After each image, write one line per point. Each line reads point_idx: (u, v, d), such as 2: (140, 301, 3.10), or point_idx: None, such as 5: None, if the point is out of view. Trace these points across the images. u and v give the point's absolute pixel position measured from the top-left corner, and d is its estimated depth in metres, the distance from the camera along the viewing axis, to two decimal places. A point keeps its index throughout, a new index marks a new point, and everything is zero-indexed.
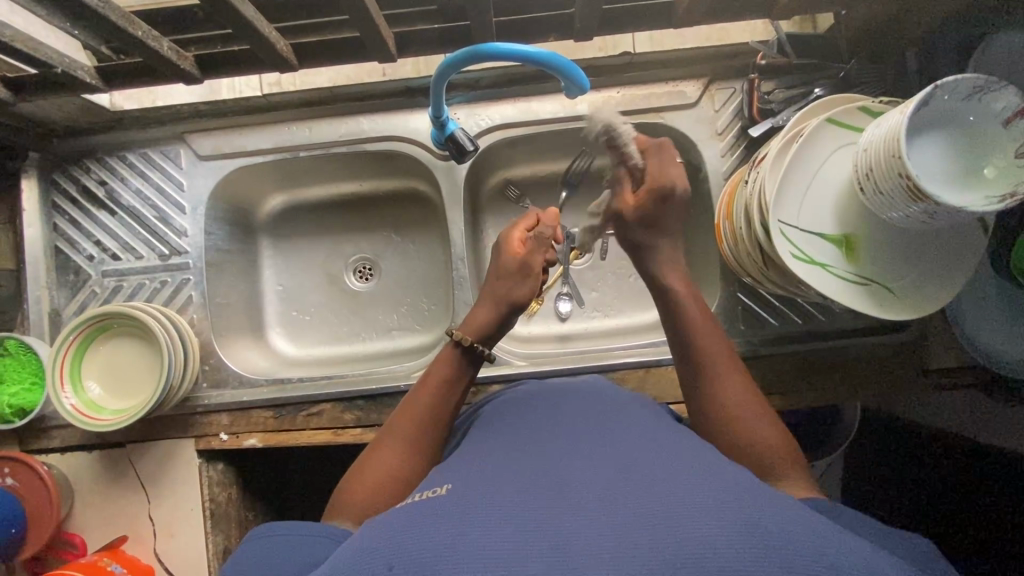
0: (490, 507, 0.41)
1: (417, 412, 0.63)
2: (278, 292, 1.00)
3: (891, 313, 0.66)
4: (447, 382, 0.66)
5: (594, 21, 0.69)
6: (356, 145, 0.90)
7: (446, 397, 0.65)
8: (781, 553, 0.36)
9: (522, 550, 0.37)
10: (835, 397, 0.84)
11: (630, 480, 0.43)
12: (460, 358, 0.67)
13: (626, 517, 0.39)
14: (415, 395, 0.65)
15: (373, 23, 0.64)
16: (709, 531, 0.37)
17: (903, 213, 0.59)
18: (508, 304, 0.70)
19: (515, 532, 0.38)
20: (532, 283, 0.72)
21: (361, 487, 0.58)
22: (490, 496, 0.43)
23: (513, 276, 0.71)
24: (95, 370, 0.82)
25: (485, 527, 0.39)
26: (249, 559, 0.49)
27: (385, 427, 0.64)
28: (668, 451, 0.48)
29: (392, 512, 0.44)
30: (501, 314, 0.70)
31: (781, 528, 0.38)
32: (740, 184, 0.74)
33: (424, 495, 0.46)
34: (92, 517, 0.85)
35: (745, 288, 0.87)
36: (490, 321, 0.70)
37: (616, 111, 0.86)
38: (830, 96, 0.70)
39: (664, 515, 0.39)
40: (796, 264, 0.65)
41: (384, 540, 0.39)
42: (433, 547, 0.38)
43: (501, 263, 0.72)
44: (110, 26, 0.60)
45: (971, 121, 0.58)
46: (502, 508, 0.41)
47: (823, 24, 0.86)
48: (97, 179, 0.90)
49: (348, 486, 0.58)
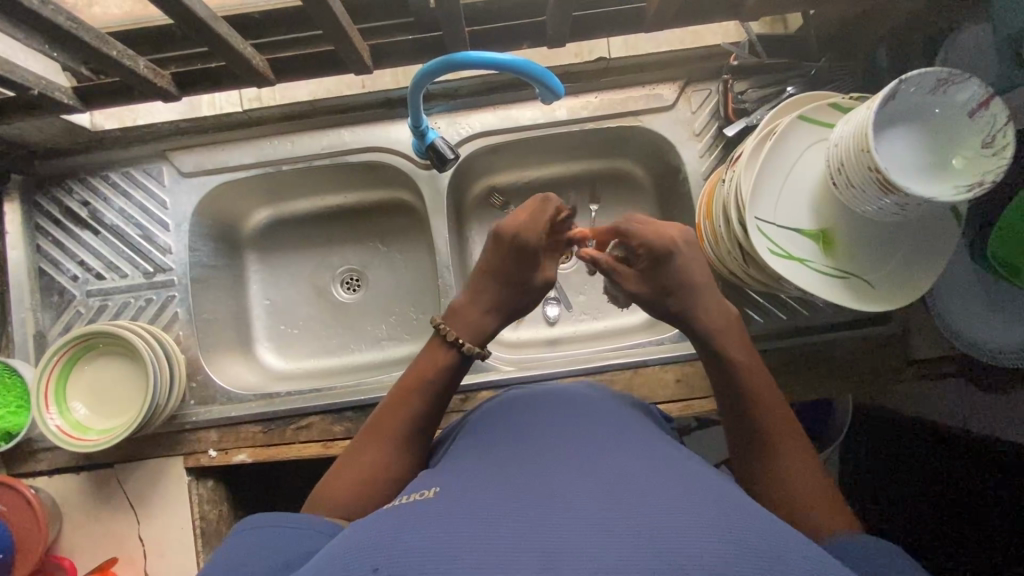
0: (473, 512, 0.41)
1: (407, 409, 0.63)
2: (266, 306, 1.00)
3: (870, 306, 0.66)
4: (439, 385, 0.65)
5: (565, 29, 0.70)
6: (339, 157, 0.90)
7: (437, 395, 0.65)
8: (763, 558, 0.37)
9: (508, 548, 0.37)
10: (822, 392, 0.84)
11: (615, 484, 0.43)
12: (453, 358, 0.67)
13: (610, 519, 0.39)
14: (404, 394, 0.64)
15: (347, 36, 0.65)
16: (691, 538, 0.38)
17: (876, 207, 0.60)
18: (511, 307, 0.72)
19: (498, 537, 0.38)
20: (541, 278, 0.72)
21: (347, 482, 0.58)
22: (473, 501, 0.43)
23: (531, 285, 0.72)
24: (81, 391, 0.82)
25: (471, 529, 0.39)
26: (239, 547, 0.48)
27: (372, 421, 0.63)
28: (654, 458, 0.48)
29: (381, 512, 0.44)
30: (503, 321, 0.72)
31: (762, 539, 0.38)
32: (718, 183, 0.75)
33: (414, 496, 0.46)
34: (82, 539, 0.84)
35: (729, 286, 0.87)
36: (486, 322, 0.71)
37: (594, 115, 0.88)
38: (802, 93, 0.72)
39: (647, 520, 0.39)
40: (774, 260, 0.66)
41: (368, 548, 0.39)
42: (418, 547, 0.38)
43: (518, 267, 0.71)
44: (83, 46, 0.60)
45: (938, 113, 0.59)
46: (489, 509, 0.41)
47: (794, 24, 0.87)
48: (79, 200, 0.90)
49: (332, 481, 0.58)
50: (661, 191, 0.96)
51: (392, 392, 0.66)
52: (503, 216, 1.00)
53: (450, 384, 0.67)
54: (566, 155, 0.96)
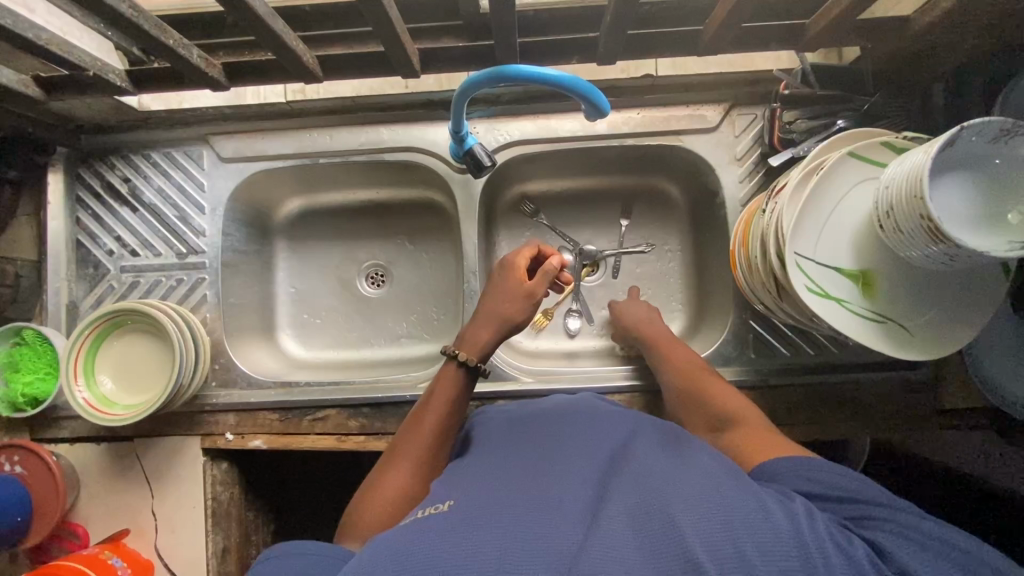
0: (500, 517, 0.42)
1: (422, 425, 0.64)
2: (291, 294, 1.01)
3: (906, 353, 0.65)
4: (453, 399, 0.67)
5: (617, 47, 0.69)
6: (375, 154, 0.90)
7: (451, 409, 0.66)
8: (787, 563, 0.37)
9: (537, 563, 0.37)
10: (843, 433, 0.83)
11: (634, 496, 0.43)
12: (461, 373, 0.69)
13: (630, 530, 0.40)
14: (419, 411, 0.66)
15: (396, 36, 0.64)
16: (717, 549, 0.38)
17: (923, 254, 0.58)
18: (507, 324, 0.72)
19: (527, 546, 0.39)
20: (526, 304, 0.73)
21: (372, 502, 0.58)
22: (496, 507, 0.43)
23: (520, 301, 0.73)
24: (108, 365, 0.83)
25: (501, 539, 0.40)
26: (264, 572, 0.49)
27: (394, 442, 0.65)
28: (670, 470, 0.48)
29: (401, 527, 0.44)
30: (502, 334, 0.72)
31: (785, 547, 0.38)
32: (757, 212, 0.74)
33: (429, 510, 0.46)
34: (97, 509, 0.86)
35: (757, 315, 0.86)
36: (491, 338, 0.71)
37: (636, 132, 0.87)
38: (852, 130, 0.70)
39: (667, 528, 0.39)
40: (811, 298, 0.64)
41: (396, 553, 0.40)
42: (446, 557, 0.38)
43: (507, 286, 0.73)
44: (141, 34, 0.61)
45: (997, 163, 0.57)
46: (510, 525, 0.41)
47: (850, 54, 0.85)
48: (121, 176, 0.92)
49: (357, 505, 0.59)
50: (695, 212, 0.95)
51: (410, 413, 0.68)
52: (533, 224, 0.99)
53: (463, 398, 0.68)
54: (602, 169, 0.96)
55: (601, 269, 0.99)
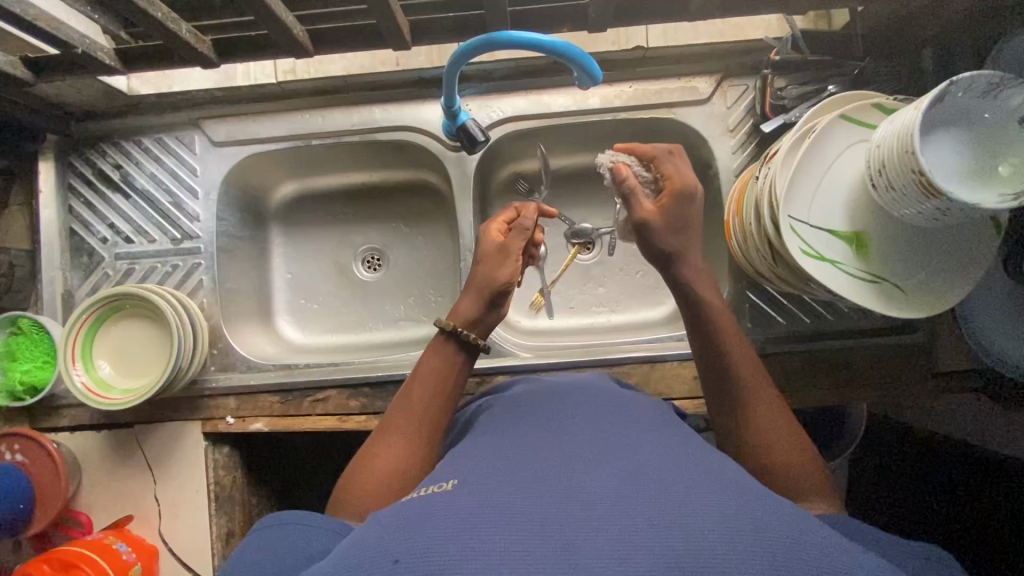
0: (500, 495, 0.42)
1: (412, 400, 0.64)
2: (288, 280, 1.01)
3: (900, 312, 0.65)
4: (447, 372, 0.67)
5: (607, 11, 0.69)
6: (369, 134, 0.90)
7: (444, 383, 0.66)
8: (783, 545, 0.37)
9: (534, 542, 0.37)
10: (841, 399, 0.83)
11: (631, 476, 0.43)
12: (454, 346, 0.68)
13: (628, 508, 0.39)
14: (412, 384, 0.66)
15: (388, 10, 0.65)
16: (715, 529, 0.38)
17: (916, 211, 0.59)
18: (488, 286, 0.70)
19: (527, 521, 0.39)
20: (511, 261, 0.71)
21: (365, 478, 0.58)
22: (498, 485, 0.43)
23: (495, 257, 0.72)
24: (106, 350, 0.83)
25: (497, 515, 0.39)
26: (259, 546, 0.49)
27: (389, 416, 0.64)
28: (673, 451, 0.49)
29: (397, 507, 0.44)
30: (489, 303, 0.70)
31: (779, 529, 0.38)
32: (751, 180, 0.74)
33: (432, 489, 0.46)
34: (99, 496, 0.86)
35: (755, 285, 0.86)
36: (479, 309, 0.70)
37: (628, 105, 0.87)
38: (842, 93, 0.70)
39: (665, 509, 0.39)
40: (806, 260, 0.65)
41: (394, 531, 0.39)
42: (444, 532, 0.38)
43: (484, 247, 0.74)
44: (131, 9, 0.61)
45: (986, 118, 0.58)
46: (515, 498, 0.41)
47: (838, 21, 0.86)
48: (112, 163, 0.91)
49: (352, 480, 0.59)
50: None
51: (403, 385, 0.67)
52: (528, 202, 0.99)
53: (454, 370, 0.67)
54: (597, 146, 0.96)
55: (596, 246, 0.99)
